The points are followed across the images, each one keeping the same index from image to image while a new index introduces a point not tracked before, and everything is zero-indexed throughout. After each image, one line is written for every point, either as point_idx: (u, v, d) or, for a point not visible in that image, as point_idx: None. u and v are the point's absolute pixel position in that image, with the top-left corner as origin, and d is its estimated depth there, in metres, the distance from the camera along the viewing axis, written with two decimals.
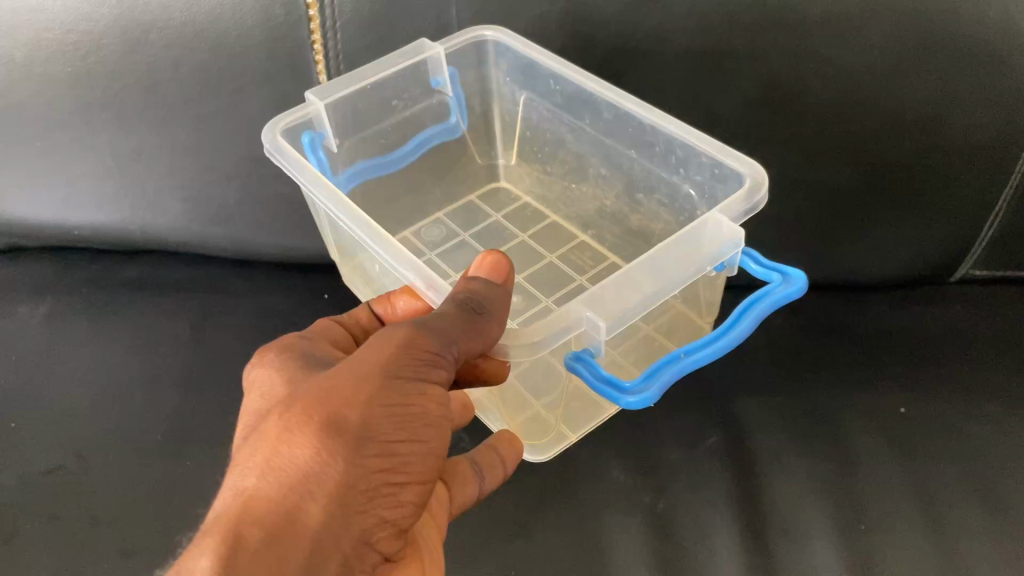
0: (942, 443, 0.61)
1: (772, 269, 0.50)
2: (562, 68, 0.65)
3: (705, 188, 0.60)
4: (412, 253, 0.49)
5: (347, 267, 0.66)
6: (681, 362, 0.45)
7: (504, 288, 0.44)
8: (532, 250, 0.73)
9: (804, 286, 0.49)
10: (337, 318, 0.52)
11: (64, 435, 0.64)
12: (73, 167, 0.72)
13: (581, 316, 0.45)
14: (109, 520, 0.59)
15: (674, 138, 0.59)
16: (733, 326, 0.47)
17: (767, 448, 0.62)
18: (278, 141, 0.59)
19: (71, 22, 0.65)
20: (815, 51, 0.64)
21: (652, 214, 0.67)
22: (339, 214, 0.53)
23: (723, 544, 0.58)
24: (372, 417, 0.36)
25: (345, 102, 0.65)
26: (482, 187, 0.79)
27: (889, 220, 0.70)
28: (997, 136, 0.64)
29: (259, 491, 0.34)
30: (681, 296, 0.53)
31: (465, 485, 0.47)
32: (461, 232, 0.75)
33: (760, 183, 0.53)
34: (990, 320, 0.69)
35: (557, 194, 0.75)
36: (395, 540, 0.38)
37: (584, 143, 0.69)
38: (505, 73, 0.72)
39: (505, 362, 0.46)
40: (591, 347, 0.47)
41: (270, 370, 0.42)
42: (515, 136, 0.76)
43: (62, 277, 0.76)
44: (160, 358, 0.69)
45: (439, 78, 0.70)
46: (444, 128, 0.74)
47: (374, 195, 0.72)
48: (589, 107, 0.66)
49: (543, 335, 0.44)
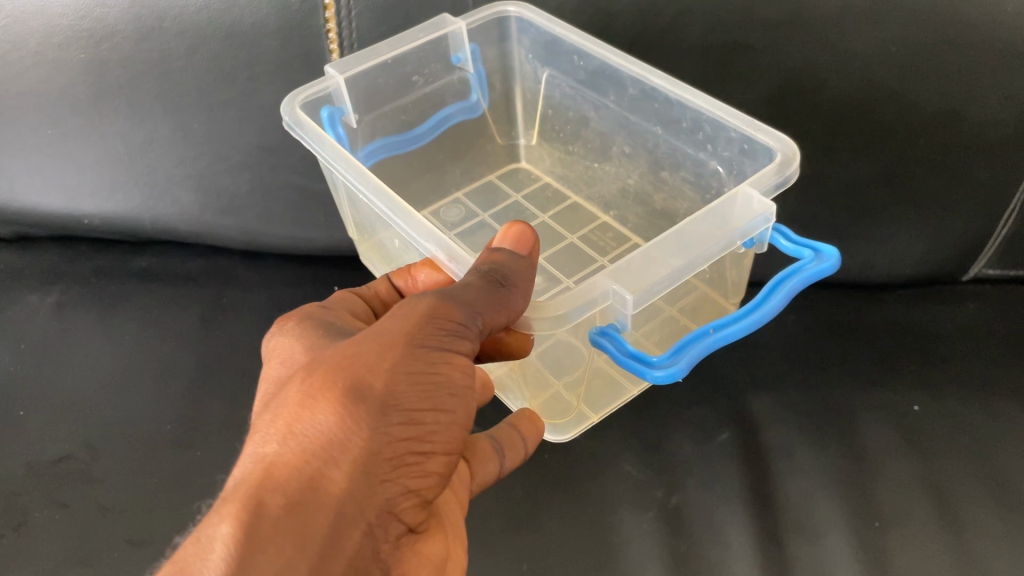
0: (958, 440, 0.61)
1: (804, 245, 0.50)
2: (588, 43, 0.64)
3: (734, 165, 0.59)
4: (433, 224, 0.49)
5: (367, 245, 0.66)
6: (710, 338, 0.45)
7: (529, 260, 0.44)
8: (552, 230, 0.74)
9: (835, 263, 0.49)
10: (357, 289, 0.52)
11: (71, 424, 0.63)
12: (84, 155, 0.72)
13: (607, 290, 0.45)
14: (115, 511, 0.58)
15: (703, 113, 0.59)
16: (765, 302, 0.46)
17: (780, 444, 0.62)
18: (297, 113, 0.59)
19: (84, 8, 0.65)
20: (832, 44, 0.64)
21: (676, 192, 0.67)
22: (361, 184, 0.52)
23: (738, 538, 0.57)
24: (396, 384, 0.36)
25: (365, 77, 0.65)
26: (502, 168, 0.79)
27: (903, 218, 0.70)
28: (1014, 132, 0.64)
29: (281, 458, 0.34)
30: (708, 276, 0.53)
31: (485, 463, 0.46)
32: (481, 213, 0.76)
33: (791, 156, 0.52)
34: (1004, 317, 0.68)
35: (579, 173, 0.75)
36: (420, 511, 0.37)
37: (609, 122, 0.69)
38: (526, 49, 0.71)
39: (528, 334, 0.46)
40: (616, 322, 0.47)
41: (291, 338, 0.42)
42: (535, 120, 0.77)
43: (71, 267, 0.75)
44: (169, 349, 0.69)
45: (461, 54, 0.69)
46: (465, 106, 0.74)
47: (392, 171, 0.72)
48: (613, 83, 0.66)
49: (567, 309, 0.44)
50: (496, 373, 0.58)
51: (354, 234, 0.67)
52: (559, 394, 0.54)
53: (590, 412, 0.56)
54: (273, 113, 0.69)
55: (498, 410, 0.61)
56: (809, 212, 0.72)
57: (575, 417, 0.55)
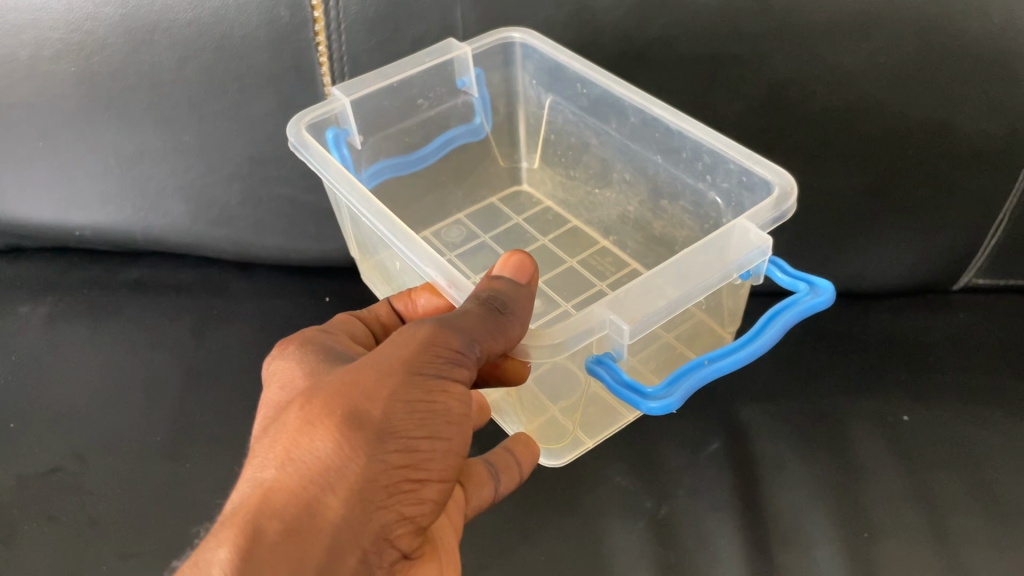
0: (946, 451, 0.61)
1: (800, 279, 0.50)
2: (593, 71, 0.65)
3: (733, 197, 0.60)
4: (435, 251, 0.49)
5: (368, 263, 0.66)
6: (704, 370, 0.45)
7: (528, 289, 0.44)
8: (552, 254, 0.74)
9: (830, 297, 0.49)
10: (358, 312, 0.52)
11: (62, 436, 0.63)
12: (75, 166, 0.72)
13: (604, 319, 0.45)
14: (105, 523, 0.58)
15: (703, 144, 0.59)
16: (759, 334, 0.47)
17: (770, 455, 0.62)
18: (302, 134, 0.59)
19: (74, 21, 0.65)
20: (821, 58, 0.65)
21: (675, 221, 0.67)
22: (364, 209, 0.53)
23: (727, 551, 0.57)
24: (394, 411, 0.36)
25: (369, 100, 0.65)
26: (504, 190, 0.79)
27: (894, 230, 0.71)
28: (1002, 144, 0.64)
29: (279, 483, 0.34)
30: (704, 305, 0.53)
31: (481, 487, 0.47)
32: (481, 234, 0.76)
33: (789, 191, 0.53)
34: (992, 327, 0.69)
35: (580, 199, 0.76)
36: (414, 537, 0.38)
37: (609, 148, 0.69)
38: (530, 74, 0.72)
39: (526, 362, 0.46)
40: (613, 351, 0.47)
41: (291, 363, 0.42)
42: (538, 144, 0.77)
43: (62, 279, 0.75)
44: (160, 360, 0.69)
45: (465, 78, 0.70)
46: (467, 129, 0.74)
47: (394, 193, 0.72)
48: (615, 110, 0.66)
49: (564, 337, 0.44)
50: (493, 395, 0.58)
51: (355, 253, 0.67)
52: (555, 419, 0.54)
53: (584, 436, 0.56)
54: (264, 125, 0.69)
55: (490, 423, 0.62)
56: (798, 225, 0.72)
57: (570, 441, 0.56)
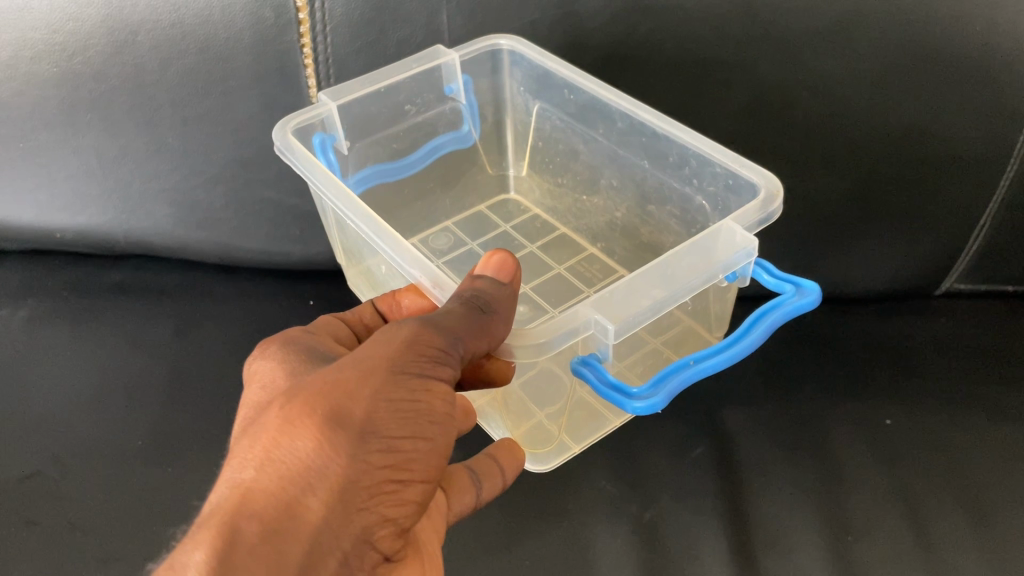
0: (926, 454, 0.62)
1: (786, 281, 0.51)
2: (580, 79, 0.65)
3: (719, 201, 0.60)
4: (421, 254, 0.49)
5: (355, 270, 0.66)
6: (687, 370, 0.45)
7: (511, 287, 0.44)
8: (539, 261, 0.74)
9: (816, 298, 0.49)
10: (340, 314, 0.51)
11: (42, 440, 0.62)
12: (57, 168, 0.71)
13: (589, 318, 0.45)
14: (85, 527, 0.57)
15: (689, 148, 0.59)
16: (744, 336, 0.47)
17: (752, 458, 0.62)
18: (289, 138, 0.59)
19: (56, 22, 0.64)
20: (803, 63, 0.65)
21: (662, 225, 0.67)
22: (351, 212, 0.52)
23: (710, 557, 0.57)
24: (376, 410, 0.36)
25: (357, 103, 0.65)
26: (492, 197, 0.79)
27: (875, 235, 0.71)
28: (982, 150, 0.65)
29: (257, 484, 0.34)
30: (691, 308, 0.53)
31: (463, 493, 0.46)
32: (469, 241, 0.75)
33: (775, 194, 0.53)
34: (974, 331, 0.70)
35: (568, 207, 0.76)
36: (396, 539, 0.38)
37: (597, 155, 0.69)
38: (518, 82, 0.72)
39: (510, 362, 0.46)
40: (598, 352, 0.47)
41: (272, 362, 0.41)
42: (526, 152, 0.77)
43: (43, 282, 0.75)
44: (142, 364, 0.68)
45: (453, 84, 0.69)
46: (456, 136, 0.74)
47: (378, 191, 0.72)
48: (603, 117, 0.66)
49: (548, 336, 0.44)
50: (479, 400, 0.58)
51: (342, 259, 0.67)
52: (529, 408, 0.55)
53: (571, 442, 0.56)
54: (249, 126, 0.69)
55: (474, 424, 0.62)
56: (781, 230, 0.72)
57: (557, 448, 0.56)
